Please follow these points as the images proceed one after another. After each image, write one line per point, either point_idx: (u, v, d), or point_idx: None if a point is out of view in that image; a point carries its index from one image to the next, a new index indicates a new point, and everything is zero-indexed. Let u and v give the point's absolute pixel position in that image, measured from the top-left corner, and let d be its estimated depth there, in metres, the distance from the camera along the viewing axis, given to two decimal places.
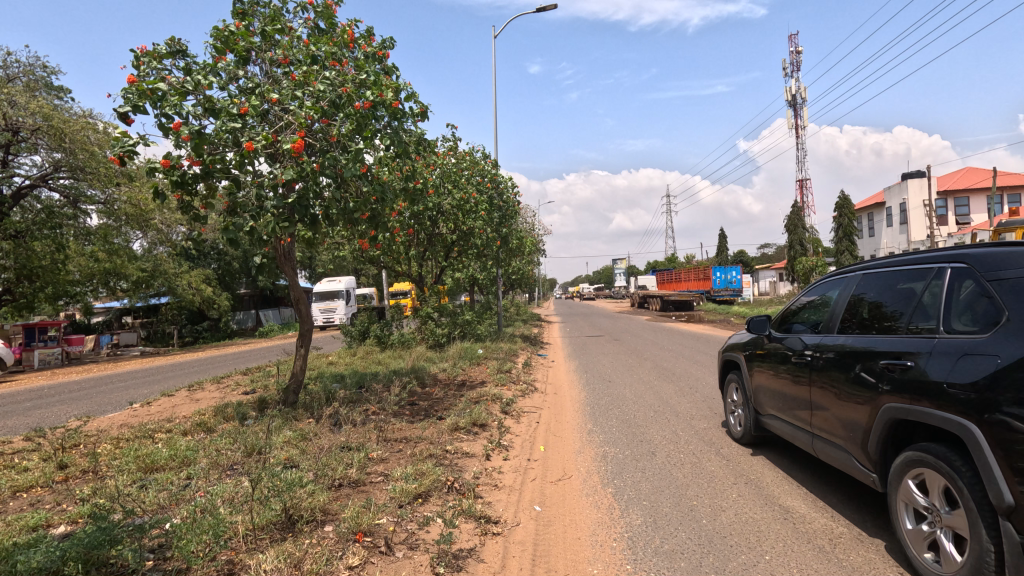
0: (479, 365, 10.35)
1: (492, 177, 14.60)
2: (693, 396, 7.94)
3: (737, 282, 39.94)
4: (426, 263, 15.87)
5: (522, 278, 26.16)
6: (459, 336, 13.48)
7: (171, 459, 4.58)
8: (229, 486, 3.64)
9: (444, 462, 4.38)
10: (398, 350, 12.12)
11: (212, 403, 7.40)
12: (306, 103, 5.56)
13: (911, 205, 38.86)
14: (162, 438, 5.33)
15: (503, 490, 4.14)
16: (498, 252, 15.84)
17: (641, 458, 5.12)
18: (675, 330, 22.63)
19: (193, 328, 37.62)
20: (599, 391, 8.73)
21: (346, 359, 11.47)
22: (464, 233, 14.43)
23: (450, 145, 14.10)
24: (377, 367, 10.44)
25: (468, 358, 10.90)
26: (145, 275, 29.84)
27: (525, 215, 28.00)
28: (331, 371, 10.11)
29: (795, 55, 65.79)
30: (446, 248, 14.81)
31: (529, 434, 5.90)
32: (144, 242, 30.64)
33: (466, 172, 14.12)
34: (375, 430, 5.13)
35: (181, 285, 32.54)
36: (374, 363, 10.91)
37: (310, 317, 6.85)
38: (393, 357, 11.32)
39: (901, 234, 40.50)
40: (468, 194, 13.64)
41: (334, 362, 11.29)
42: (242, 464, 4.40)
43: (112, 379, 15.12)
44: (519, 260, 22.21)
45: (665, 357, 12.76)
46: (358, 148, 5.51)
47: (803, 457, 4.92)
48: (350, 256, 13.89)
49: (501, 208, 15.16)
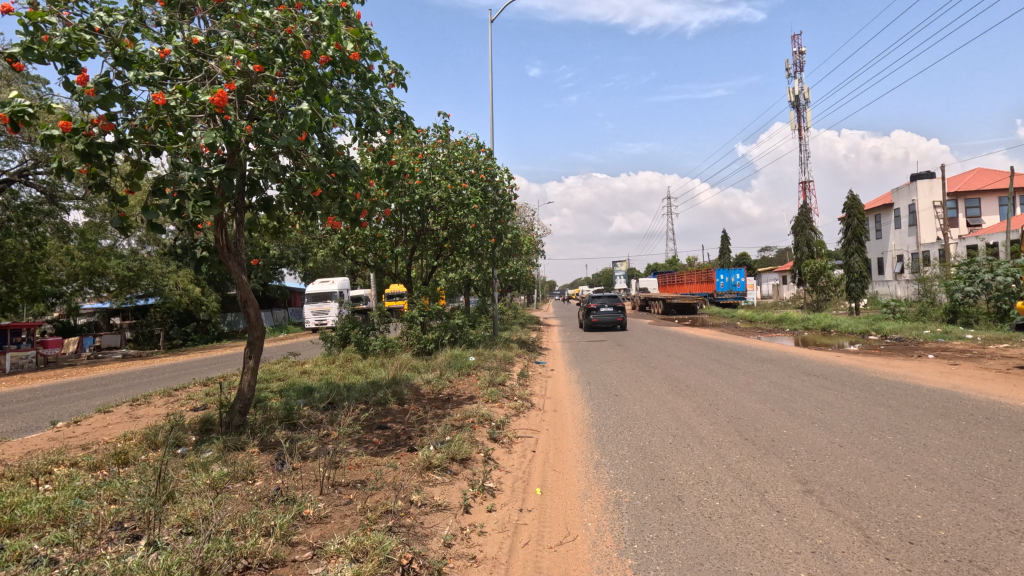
0: (469, 376, 9.24)
1: (485, 168, 13.47)
2: (716, 416, 6.79)
3: (741, 285, 37.86)
4: (416, 262, 14.78)
5: (520, 279, 25.10)
6: (449, 342, 12.39)
7: (46, 514, 3.43)
8: (73, 571, 2.47)
9: (404, 525, 3.24)
10: (380, 357, 11.05)
11: (150, 423, 6.27)
12: (239, 51, 4.33)
13: (921, 206, 37.85)
14: (55, 479, 4.19)
15: (482, 564, 3.01)
16: (493, 252, 14.77)
17: (666, 507, 3.97)
18: (681, 334, 21.51)
19: (181, 329, 36.48)
20: (605, 407, 7.61)
21: (323, 368, 10.34)
22: (457, 229, 13.28)
23: (440, 134, 12.98)
24: (355, 378, 9.32)
25: (457, 367, 9.81)
26: (131, 275, 28.70)
27: (523, 213, 26.97)
28: (302, 382, 9.00)
29: (799, 56, 64.81)
30: (436, 246, 13.70)
31: (524, 469, 4.79)
32: (128, 240, 29.36)
33: (456, 163, 13.02)
34: (324, 471, 3.99)
35: (168, 285, 31.30)
36: (352, 373, 9.78)
37: (260, 322, 5.74)
38: (374, 366, 10.21)
39: (910, 237, 39.48)
40: (459, 186, 12.53)
41: (310, 370, 10.16)
42: (133, 524, 3.26)
43: (75, 385, 13.92)
44: (516, 260, 21.17)
45: (675, 365, 11.70)
46: (306, 109, 4.31)
47: (878, 508, 3.80)
48: (332, 253, 12.79)
49: (496, 203, 14.03)
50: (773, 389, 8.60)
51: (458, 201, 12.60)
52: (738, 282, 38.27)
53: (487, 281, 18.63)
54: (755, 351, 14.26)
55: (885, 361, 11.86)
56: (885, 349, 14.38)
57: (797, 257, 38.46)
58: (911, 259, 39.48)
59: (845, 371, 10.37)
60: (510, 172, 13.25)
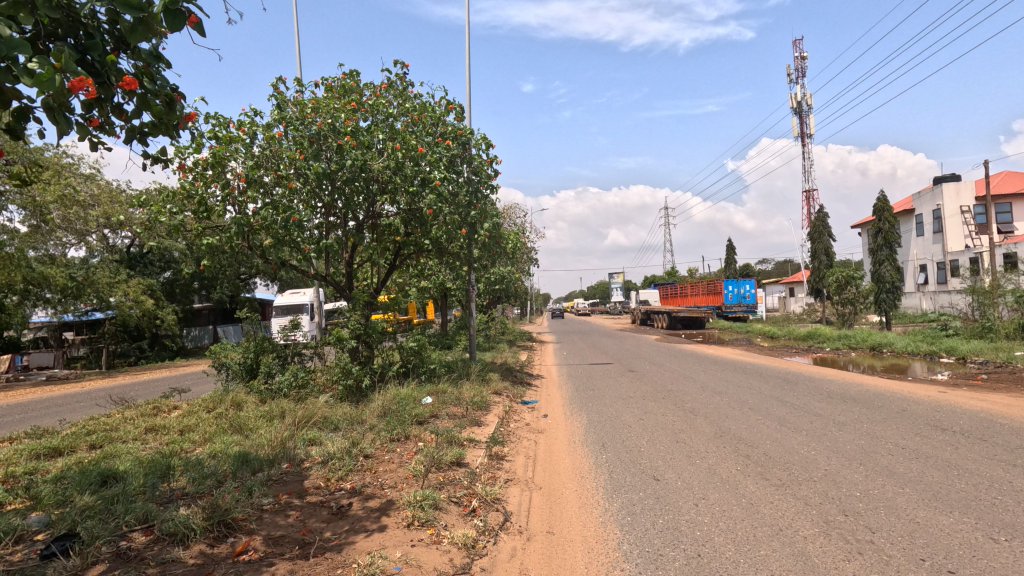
0: (405, 443, 5.55)
1: (452, 133, 9.79)
2: (901, 569, 3.16)
3: (752, 297, 34.78)
4: (367, 265, 11.11)
5: (507, 289, 21.47)
6: (395, 372, 8.72)
7: None
8: None
9: None
10: (285, 400, 7.35)
11: None
12: None
13: (947, 212, 34.76)
14: None
15: None
16: (468, 251, 11.13)
17: None
18: (700, 355, 17.90)
19: (134, 346, 32.32)
20: (645, 521, 3.99)
21: (187, 423, 6.58)
22: (415, 218, 9.56)
23: (392, 83, 9.41)
24: (217, 447, 5.56)
25: (392, 421, 6.15)
26: (74, 284, 24.69)
27: (513, 215, 23.41)
28: (121, 456, 5.24)
29: (801, 61, 62.34)
30: (392, 243, 10.09)
31: None
32: (67, 246, 25.53)
33: (412, 125, 9.37)
34: None
35: (116, 297, 27.09)
36: (224, 435, 6.09)
37: None
38: (267, 422, 6.46)
39: (935, 244, 36.18)
40: (412, 149, 8.86)
41: (162, 427, 6.35)
42: None
43: None
44: (501, 265, 17.51)
45: (723, 410, 8.01)
46: None
47: None
48: (236, 250, 9.08)
49: (470, 183, 10.31)
50: (926, 469, 4.98)
51: (412, 174, 8.93)
52: (747, 295, 35.04)
53: (465, 291, 14.89)
54: (818, 383, 10.65)
55: (1019, 402, 8.25)
56: (984, 380, 10.82)
57: (815, 267, 35.03)
58: (935, 269, 36.15)
59: (993, 422, 6.78)
60: (487, 140, 9.57)
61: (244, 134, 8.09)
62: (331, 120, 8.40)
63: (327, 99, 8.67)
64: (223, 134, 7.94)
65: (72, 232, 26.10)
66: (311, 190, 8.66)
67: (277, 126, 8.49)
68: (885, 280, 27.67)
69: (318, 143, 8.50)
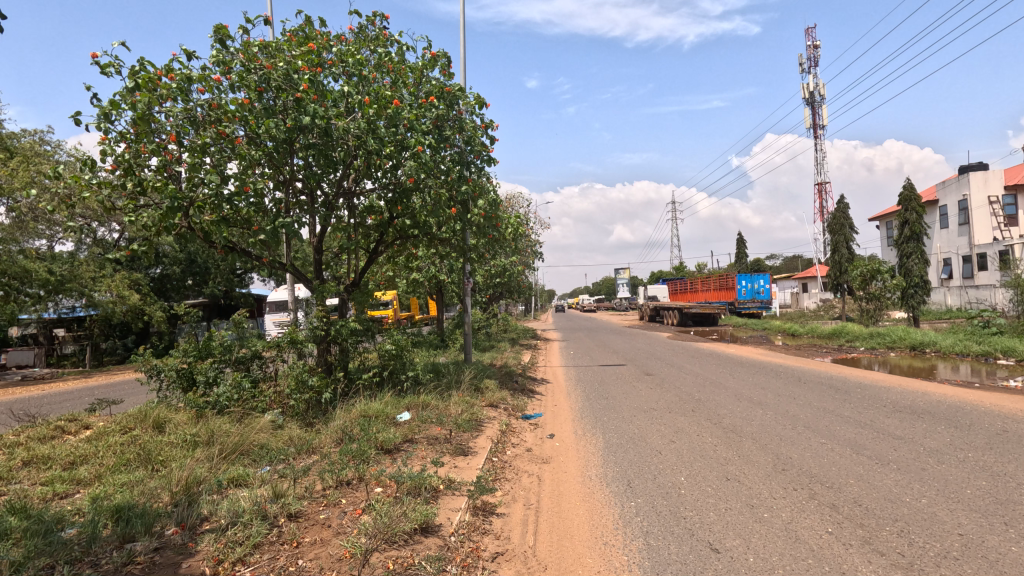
0: (355, 489, 3.99)
1: (438, 91, 8.19)
2: None
3: (766, 292, 33.23)
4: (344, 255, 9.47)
5: (509, 283, 19.85)
6: (363, 381, 7.11)
7: None
8: None
9: None
10: (219, 420, 5.78)
11: None
12: None
13: (974, 203, 32.91)
14: None
15: None
16: (462, 237, 9.45)
17: None
18: (721, 355, 16.27)
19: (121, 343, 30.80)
20: None
21: (81, 450, 5.02)
22: (396, 193, 7.95)
23: (365, 32, 7.85)
24: (96, 494, 4.01)
25: (346, 451, 4.59)
26: (54, 280, 23.19)
27: (515, 205, 21.77)
28: None
29: (813, 50, 60.61)
30: (368, 224, 8.46)
31: None
32: (46, 237, 24.03)
33: (390, 82, 7.78)
34: None
35: (100, 292, 25.59)
36: (122, 470, 4.55)
37: None
38: (186, 452, 4.92)
39: (960, 237, 34.35)
40: (387, 104, 7.24)
41: (45, 459, 4.82)
42: None
43: None
44: (501, 255, 15.89)
45: (771, 430, 6.42)
46: None
47: None
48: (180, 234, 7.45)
49: (460, 154, 8.68)
50: None
51: (388, 137, 7.35)
52: (761, 290, 33.41)
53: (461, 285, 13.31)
54: (870, 391, 9.05)
55: None
56: None
57: (834, 261, 33.30)
58: (961, 263, 34.34)
59: None
60: (481, 99, 7.95)
61: (178, 84, 6.53)
62: (287, 68, 6.83)
63: (282, 46, 7.12)
64: (146, 83, 6.36)
65: (52, 224, 24.59)
66: (264, 156, 7.06)
67: (224, 74, 6.91)
68: (913, 274, 25.93)
69: (271, 97, 6.93)
